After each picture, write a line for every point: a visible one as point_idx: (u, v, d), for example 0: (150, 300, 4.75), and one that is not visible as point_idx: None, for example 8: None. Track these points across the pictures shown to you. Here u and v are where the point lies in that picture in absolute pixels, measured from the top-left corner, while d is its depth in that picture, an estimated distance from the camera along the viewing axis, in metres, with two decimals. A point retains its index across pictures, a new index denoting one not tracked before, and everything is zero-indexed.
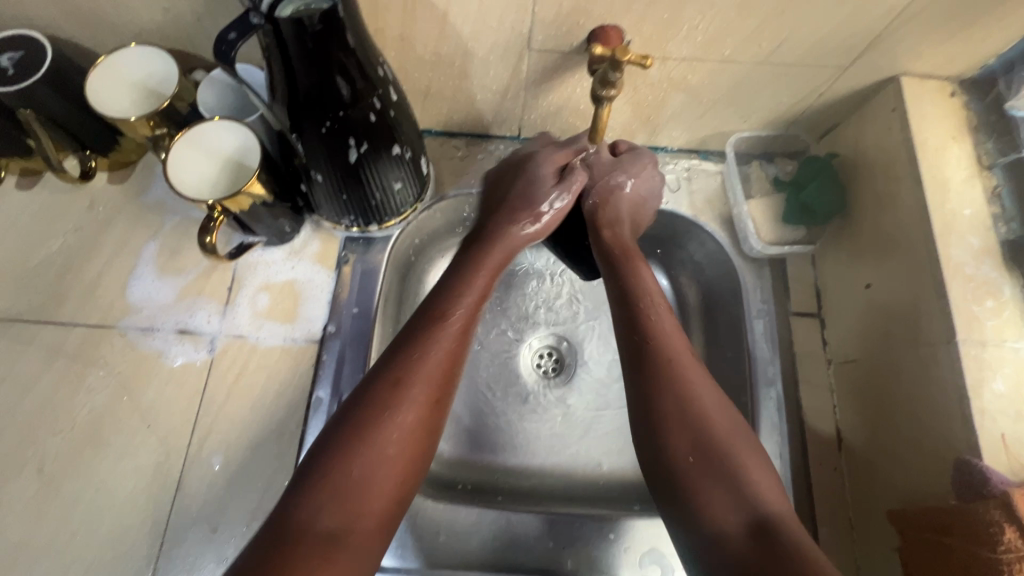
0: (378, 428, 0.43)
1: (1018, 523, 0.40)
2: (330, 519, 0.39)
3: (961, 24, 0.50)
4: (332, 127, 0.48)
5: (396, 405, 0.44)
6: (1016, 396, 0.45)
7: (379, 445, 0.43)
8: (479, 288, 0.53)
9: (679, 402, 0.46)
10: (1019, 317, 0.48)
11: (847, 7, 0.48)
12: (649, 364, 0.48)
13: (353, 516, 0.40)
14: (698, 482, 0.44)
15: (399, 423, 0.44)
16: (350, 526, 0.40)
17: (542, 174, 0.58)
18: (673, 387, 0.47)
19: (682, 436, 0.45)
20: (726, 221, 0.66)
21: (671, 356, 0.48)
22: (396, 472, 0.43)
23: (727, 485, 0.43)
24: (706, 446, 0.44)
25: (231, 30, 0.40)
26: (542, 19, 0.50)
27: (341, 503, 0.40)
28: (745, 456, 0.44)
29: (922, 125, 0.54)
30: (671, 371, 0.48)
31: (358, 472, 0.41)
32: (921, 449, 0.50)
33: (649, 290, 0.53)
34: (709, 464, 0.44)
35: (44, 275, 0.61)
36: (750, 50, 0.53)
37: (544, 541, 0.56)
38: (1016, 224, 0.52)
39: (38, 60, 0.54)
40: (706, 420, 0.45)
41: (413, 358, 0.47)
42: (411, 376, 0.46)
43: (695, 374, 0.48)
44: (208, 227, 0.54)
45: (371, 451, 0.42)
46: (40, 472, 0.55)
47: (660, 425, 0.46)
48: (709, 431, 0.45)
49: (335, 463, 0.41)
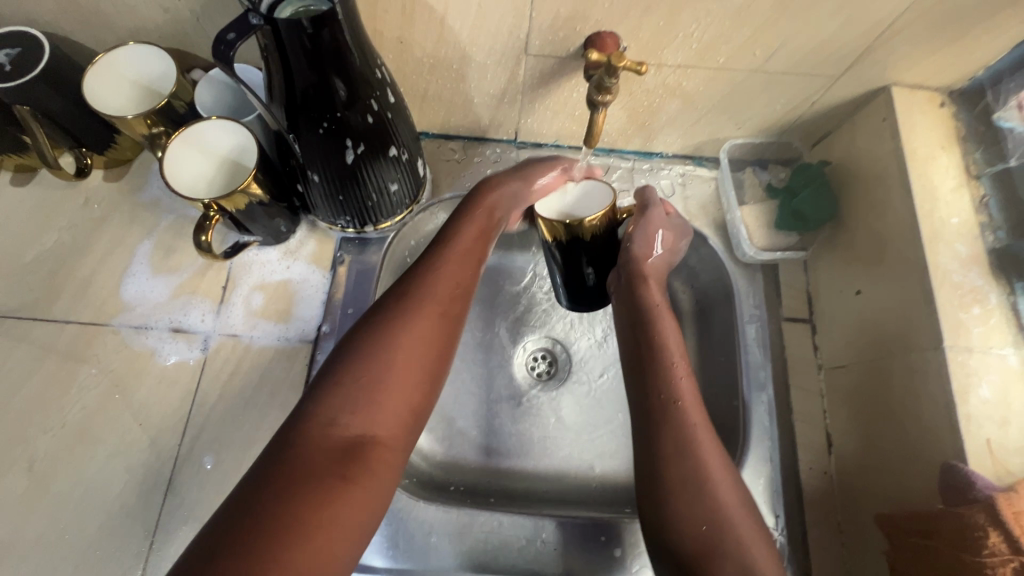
0: (390, 340, 0.46)
1: (1003, 528, 0.42)
2: (352, 422, 0.42)
3: (950, 36, 0.51)
4: (329, 128, 0.49)
5: (407, 320, 0.47)
6: (1001, 402, 0.46)
7: (395, 359, 0.45)
8: (478, 227, 0.55)
9: (690, 474, 0.47)
10: (1006, 324, 0.49)
11: (839, 17, 0.48)
12: (668, 436, 0.49)
13: (372, 422, 0.43)
14: (710, 557, 0.44)
15: (411, 337, 0.47)
16: (368, 429, 0.42)
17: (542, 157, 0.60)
18: (688, 463, 0.47)
19: (693, 510, 0.46)
20: (720, 226, 0.67)
21: (688, 430, 0.49)
22: (410, 381, 0.45)
23: (732, 557, 0.44)
24: (711, 514, 0.45)
25: (230, 30, 0.39)
26: (540, 24, 0.51)
27: (362, 406, 0.43)
28: (746, 526, 0.45)
29: (912, 135, 0.55)
30: (687, 446, 0.48)
31: (374, 380, 0.44)
32: (908, 454, 0.50)
33: (670, 361, 0.54)
34: (716, 537, 0.45)
35: (37, 271, 0.61)
36: (744, 58, 0.54)
37: (535, 541, 0.56)
38: (1002, 233, 0.53)
39: (34, 56, 0.54)
40: (716, 496, 0.46)
41: (422, 282, 0.50)
42: (418, 296, 0.49)
43: (710, 448, 0.48)
44: (204, 225, 0.54)
45: (387, 362, 0.45)
46: (30, 469, 0.54)
47: (670, 495, 0.47)
48: (715, 502, 0.46)
49: (355, 373, 0.44)
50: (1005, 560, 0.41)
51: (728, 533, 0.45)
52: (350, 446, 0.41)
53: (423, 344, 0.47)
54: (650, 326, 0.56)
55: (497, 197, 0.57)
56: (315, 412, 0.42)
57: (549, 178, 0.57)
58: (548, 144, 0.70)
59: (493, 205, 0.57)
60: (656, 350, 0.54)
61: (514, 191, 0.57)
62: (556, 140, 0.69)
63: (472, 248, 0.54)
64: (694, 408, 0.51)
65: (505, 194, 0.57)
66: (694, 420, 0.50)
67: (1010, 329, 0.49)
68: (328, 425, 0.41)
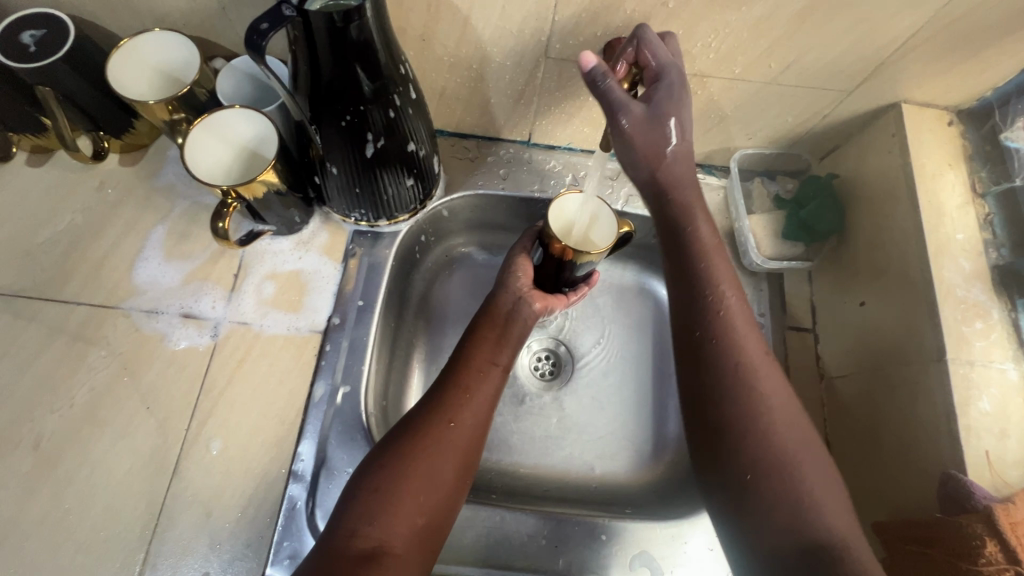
0: (411, 452, 0.48)
1: (1000, 538, 0.42)
2: (371, 532, 0.44)
3: (960, 56, 0.52)
4: (351, 121, 0.49)
5: (428, 432, 0.49)
6: (1001, 416, 0.47)
7: (415, 471, 0.47)
8: (497, 350, 0.56)
9: (741, 414, 0.46)
10: (1007, 339, 0.50)
11: (854, 33, 0.50)
12: (719, 381, 0.47)
13: (392, 532, 0.45)
14: (765, 497, 0.43)
15: (432, 456, 0.48)
16: (384, 542, 0.44)
17: (512, 260, 0.62)
18: (738, 404, 0.46)
19: (745, 453, 0.45)
20: (727, 234, 0.68)
21: (739, 360, 0.47)
22: (426, 490, 0.47)
23: (783, 508, 0.43)
24: (773, 468, 0.44)
25: (263, 20, 0.40)
26: (562, 27, 0.52)
27: (382, 516, 0.45)
28: (812, 474, 0.44)
29: (919, 152, 0.57)
30: (746, 390, 0.46)
31: (394, 497, 0.46)
32: (911, 465, 0.51)
33: (718, 283, 0.50)
34: (763, 485, 0.44)
35: (49, 252, 0.61)
36: (759, 70, 0.55)
37: (536, 538, 0.57)
38: (1005, 250, 0.54)
39: (59, 38, 0.54)
40: (771, 432, 0.45)
41: (443, 399, 0.51)
42: (442, 410, 0.51)
43: (774, 393, 0.46)
44: (222, 213, 0.55)
45: (408, 475, 0.47)
46: (36, 448, 0.54)
47: (720, 436, 0.46)
48: (774, 448, 0.44)
49: (381, 480, 0.47)
50: (1003, 569, 0.41)
51: (789, 483, 0.43)
52: (368, 556, 0.43)
53: (445, 457, 0.48)
54: (697, 252, 0.51)
55: (505, 302, 0.58)
56: (342, 522, 0.45)
57: (520, 266, 0.61)
58: (560, 147, 0.71)
59: (504, 305, 0.58)
60: (702, 277, 0.50)
61: (513, 291, 0.59)
62: (569, 143, 0.70)
63: (493, 358, 0.55)
64: (756, 349, 0.48)
65: (510, 296, 0.58)
66: (755, 362, 0.48)
67: (1011, 345, 0.50)
68: (348, 535, 0.44)
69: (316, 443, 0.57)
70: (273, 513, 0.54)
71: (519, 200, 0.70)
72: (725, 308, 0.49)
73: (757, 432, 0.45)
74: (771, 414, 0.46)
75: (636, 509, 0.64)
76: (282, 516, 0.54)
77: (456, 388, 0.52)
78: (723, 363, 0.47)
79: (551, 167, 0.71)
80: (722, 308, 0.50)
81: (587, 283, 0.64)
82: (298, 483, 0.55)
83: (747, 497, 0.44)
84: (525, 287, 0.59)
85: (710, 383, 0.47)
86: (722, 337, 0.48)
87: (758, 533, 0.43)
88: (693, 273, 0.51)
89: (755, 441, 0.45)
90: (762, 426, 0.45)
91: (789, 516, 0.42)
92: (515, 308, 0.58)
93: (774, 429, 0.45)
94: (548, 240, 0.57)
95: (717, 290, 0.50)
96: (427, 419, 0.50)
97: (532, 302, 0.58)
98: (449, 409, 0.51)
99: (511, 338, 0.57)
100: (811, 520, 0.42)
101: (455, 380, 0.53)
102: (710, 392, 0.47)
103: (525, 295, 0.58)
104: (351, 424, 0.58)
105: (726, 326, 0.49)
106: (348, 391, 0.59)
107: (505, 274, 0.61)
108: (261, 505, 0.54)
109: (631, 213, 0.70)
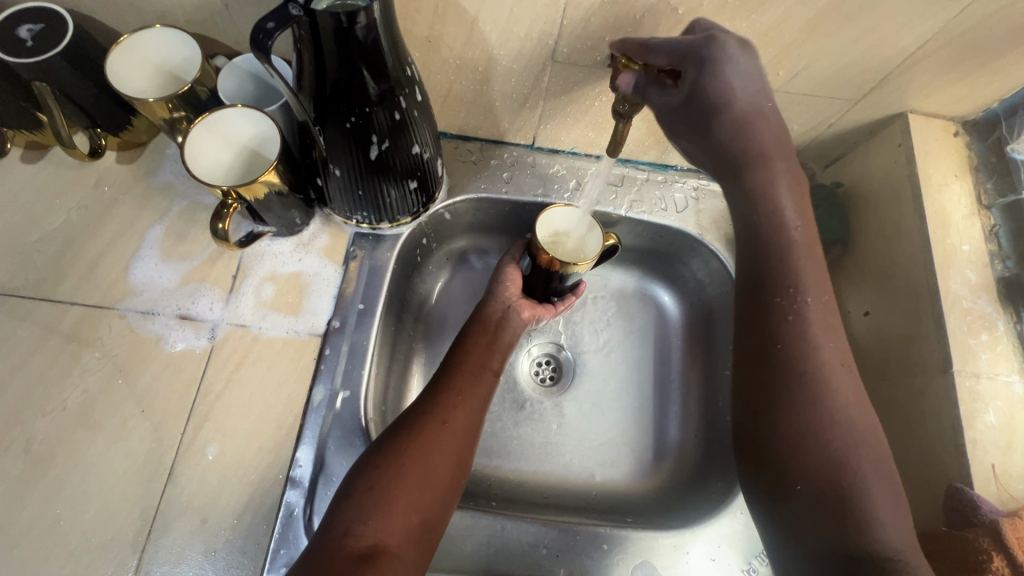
0: (406, 452, 0.47)
1: (1006, 552, 0.42)
2: (366, 531, 0.43)
3: (968, 68, 0.52)
4: (356, 123, 0.49)
5: (423, 432, 0.49)
6: (1006, 428, 0.47)
7: (410, 471, 0.46)
8: (493, 353, 0.56)
9: (806, 419, 0.45)
10: (1012, 351, 0.50)
11: (863, 43, 0.49)
12: (787, 381, 0.47)
13: (386, 530, 0.44)
14: (818, 507, 0.44)
15: (428, 456, 0.48)
16: (380, 540, 0.43)
17: (500, 270, 0.62)
18: (801, 402, 0.46)
19: (801, 459, 0.45)
20: (730, 241, 0.69)
21: (805, 365, 0.47)
22: (422, 490, 0.46)
23: (841, 511, 0.43)
24: (831, 470, 0.44)
25: (269, 20, 0.39)
26: (570, 31, 0.51)
27: (375, 515, 0.44)
28: (872, 480, 0.44)
29: (925, 163, 0.57)
30: (814, 392, 0.46)
31: (389, 495, 0.45)
32: (915, 476, 0.50)
33: (798, 276, 0.49)
34: (814, 494, 0.44)
35: (44, 252, 0.60)
36: (767, 78, 0.54)
37: (538, 547, 0.56)
38: (1010, 262, 0.54)
39: (58, 32, 0.53)
40: (831, 439, 0.45)
41: (439, 400, 0.51)
42: (439, 411, 0.50)
43: (845, 393, 0.46)
44: (222, 213, 0.53)
45: (403, 474, 0.46)
46: (27, 452, 0.53)
47: (773, 442, 0.47)
48: (834, 455, 0.44)
49: (376, 478, 0.46)
50: None
51: (848, 487, 0.43)
52: (363, 555, 0.42)
53: (440, 456, 0.48)
54: (777, 241, 0.50)
55: (494, 310, 0.59)
56: (336, 522, 0.44)
57: (509, 276, 0.61)
58: (564, 151, 0.71)
59: (494, 313, 0.59)
60: (783, 272, 0.49)
61: (503, 300, 0.60)
62: (573, 148, 0.70)
63: (484, 362, 0.55)
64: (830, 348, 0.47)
65: (499, 304, 0.59)
66: (829, 363, 0.47)
67: (1016, 357, 0.50)
68: (343, 534, 0.43)
69: (314, 449, 0.56)
70: (270, 519, 0.53)
71: (521, 204, 0.70)
72: (799, 306, 0.48)
73: (816, 433, 0.45)
74: (840, 415, 0.45)
75: (637, 517, 0.63)
76: (279, 522, 0.53)
77: (450, 391, 0.52)
78: (792, 364, 0.47)
79: (554, 171, 0.71)
80: (796, 307, 0.48)
81: (575, 293, 0.65)
82: (295, 489, 0.54)
83: (793, 498, 0.45)
84: (514, 297, 0.60)
85: (771, 382, 0.47)
86: (795, 335, 0.48)
87: (801, 536, 0.45)
88: (770, 265, 0.50)
89: (815, 446, 0.45)
90: (829, 426, 0.45)
91: (840, 515, 0.43)
92: (508, 318, 0.59)
93: (835, 429, 0.45)
94: (534, 249, 0.57)
95: (793, 287, 0.49)
96: (421, 419, 0.50)
97: (520, 311, 0.59)
98: (442, 410, 0.51)
99: (503, 342, 0.58)
100: (867, 523, 0.42)
101: (449, 382, 0.53)
102: (768, 394, 0.47)
103: (515, 305, 0.59)
104: (350, 429, 0.58)
105: (799, 325, 0.48)
106: (348, 396, 0.59)
107: (493, 282, 0.62)
108: (258, 511, 0.53)
109: (634, 218, 0.70)
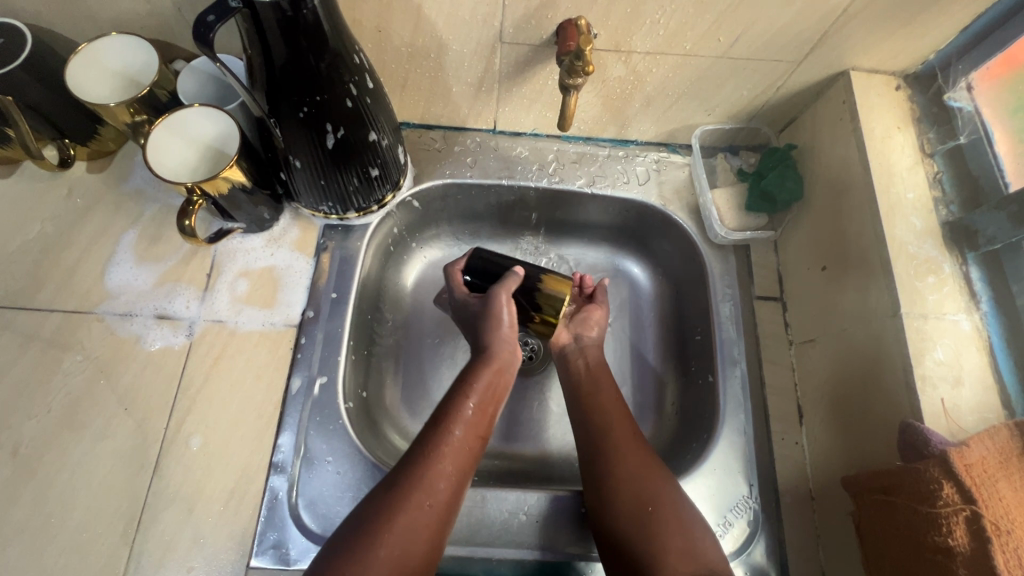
0: (383, 535, 0.46)
1: (955, 479, 0.43)
2: None
3: (900, 22, 0.53)
4: (310, 112, 0.50)
5: (399, 515, 0.47)
6: (954, 364, 0.49)
7: (384, 555, 0.45)
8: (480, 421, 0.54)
9: (634, 471, 0.53)
10: (958, 291, 0.52)
11: (796, 3, 0.51)
12: (593, 440, 0.57)
13: None
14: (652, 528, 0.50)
15: (404, 541, 0.46)
16: None
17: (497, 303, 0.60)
18: (621, 470, 0.54)
19: (628, 493, 0.52)
20: (693, 210, 0.71)
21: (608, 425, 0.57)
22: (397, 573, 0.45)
23: (676, 535, 0.49)
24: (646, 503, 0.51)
25: (209, 13, 0.41)
26: (512, 13, 0.53)
27: None
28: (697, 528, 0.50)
29: (869, 117, 0.58)
30: (606, 444, 0.56)
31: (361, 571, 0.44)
32: (873, 417, 0.53)
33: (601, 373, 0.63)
34: (659, 516, 0.50)
35: (20, 261, 0.62)
36: (710, 44, 0.56)
37: (518, 514, 0.58)
38: (954, 206, 0.56)
39: (17, 47, 0.54)
40: (645, 476, 0.53)
41: (422, 477, 0.49)
42: (423, 488, 0.49)
43: (637, 449, 0.55)
44: (187, 210, 0.55)
45: (376, 556, 0.45)
46: (15, 455, 0.55)
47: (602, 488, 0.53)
48: (664, 501, 0.51)
49: (350, 552, 0.45)
50: (958, 510, 0.42)
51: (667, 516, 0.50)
52: None
53: (417, 537, 0.47)
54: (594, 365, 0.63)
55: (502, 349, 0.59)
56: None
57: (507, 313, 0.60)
58: (525, 133, 0.72)
59: (503, 356, 0.58)
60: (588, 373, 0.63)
61: (503, 337, 0.59)
62: (534, 130, 0.71)
63: (476, 430, 0.54)
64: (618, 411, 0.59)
65: (506, 344, 0.59)
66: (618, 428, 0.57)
67: (963, 296, 0.52)
68: None
69: (296, 434, 0.58)
70: (255, 505, 0.55)
71: (487, 187, 0.71)
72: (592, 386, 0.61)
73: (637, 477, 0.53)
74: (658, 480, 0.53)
75: None
76: (264, 506, 0.55)
77: (433, 462, 0.50)
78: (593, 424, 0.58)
79: (518, 153, 0.72)
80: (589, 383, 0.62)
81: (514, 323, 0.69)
82: (280, 474, 0.56)
83: (643, 523, 0.50)
84: (510, 336, 0.60)
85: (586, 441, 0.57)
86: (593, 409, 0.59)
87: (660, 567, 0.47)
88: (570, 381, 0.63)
89: (626, 487, 0.53)
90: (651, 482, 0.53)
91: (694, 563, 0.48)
92: (506, 360, 0.59)
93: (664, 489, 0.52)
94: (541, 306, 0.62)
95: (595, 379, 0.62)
96: (400, 496, 0.48)
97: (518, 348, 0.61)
98: (425, 487, 0.49)
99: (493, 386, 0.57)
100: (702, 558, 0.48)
101: (432, 450, 0.51)
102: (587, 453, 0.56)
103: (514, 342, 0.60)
104: (330, 414, 0.59)
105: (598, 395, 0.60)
106: (325, 382, 0.60)
107: (489, 312, 0.60)
108: (243, 498, 0.55)
109: (599, 194, 0.71)
